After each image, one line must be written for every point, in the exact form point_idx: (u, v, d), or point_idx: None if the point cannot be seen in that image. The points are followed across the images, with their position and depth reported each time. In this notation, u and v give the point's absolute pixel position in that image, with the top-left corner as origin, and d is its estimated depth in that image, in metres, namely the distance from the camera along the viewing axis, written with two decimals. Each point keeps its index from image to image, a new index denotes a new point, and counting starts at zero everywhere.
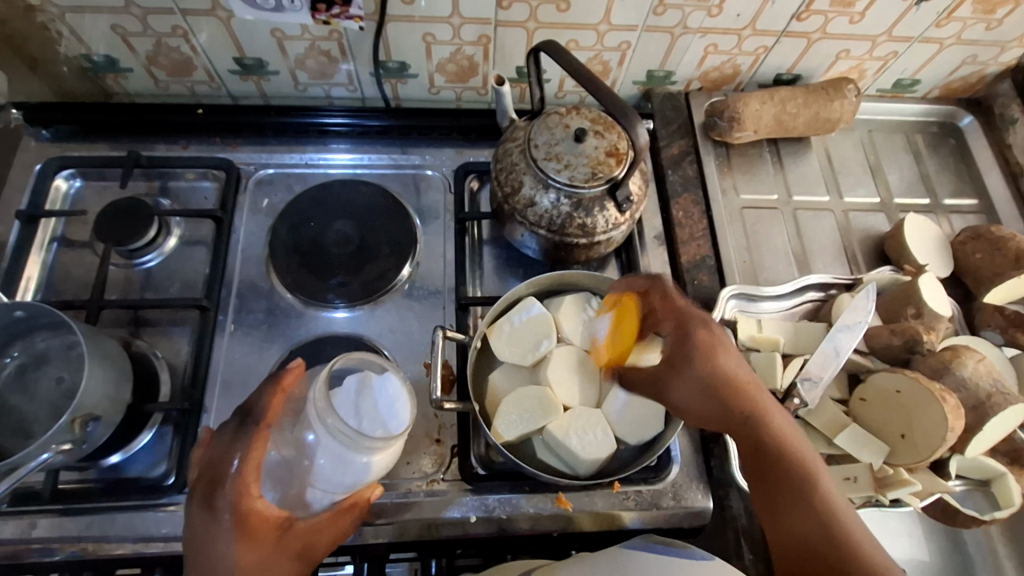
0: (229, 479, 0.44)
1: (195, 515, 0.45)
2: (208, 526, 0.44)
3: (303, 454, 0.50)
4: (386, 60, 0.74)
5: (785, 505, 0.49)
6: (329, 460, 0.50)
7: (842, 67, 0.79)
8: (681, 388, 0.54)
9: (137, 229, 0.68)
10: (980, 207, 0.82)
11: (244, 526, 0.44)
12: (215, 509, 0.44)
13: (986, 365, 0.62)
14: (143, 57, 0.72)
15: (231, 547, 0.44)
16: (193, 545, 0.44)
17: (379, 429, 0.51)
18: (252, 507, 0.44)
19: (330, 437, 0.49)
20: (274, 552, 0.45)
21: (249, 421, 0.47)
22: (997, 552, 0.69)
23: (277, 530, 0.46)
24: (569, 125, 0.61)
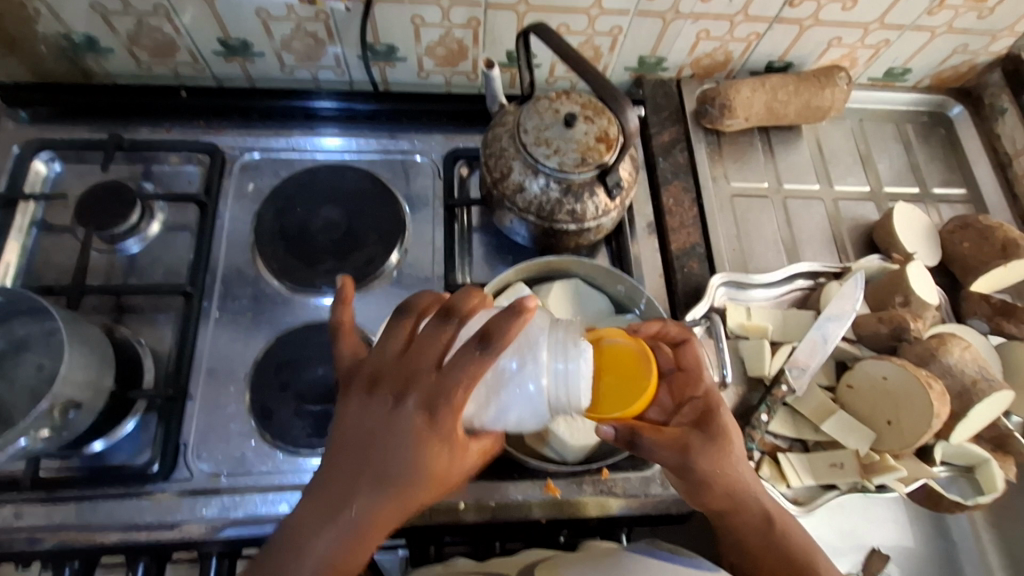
0: (455, 392, 0.44)
1: (375, 407, 0.45)
2: (399, 431, 0.44)
3: (494, 377, 0.49)
4: (374, 43, 0.73)
5: (774, 551, 0.50)
6: (524, 395, 0.48)
7: (834, 55, 0.79)
8: (707, 453, 0.49)
9: (119, 214, 0.66)
10: (968, 197, 0.82)
11: (441, 439, 0.45)
12: (399, 400, 0.45)
13: (971, 352, 0.63)
14: (124, 37, 0.70)
15: (414, 442, 0.44)
16: (366, 433, 0.45)
17: (580, 394, 0.48)
18: (451, 424, 0.45)
19: (540, 374, 0.48)
20: (450, 466, 0.47)
21: None
22: (980, 537, 0.70)
23: (459, 448, 0.47)
24: (558, 110, 0.60)
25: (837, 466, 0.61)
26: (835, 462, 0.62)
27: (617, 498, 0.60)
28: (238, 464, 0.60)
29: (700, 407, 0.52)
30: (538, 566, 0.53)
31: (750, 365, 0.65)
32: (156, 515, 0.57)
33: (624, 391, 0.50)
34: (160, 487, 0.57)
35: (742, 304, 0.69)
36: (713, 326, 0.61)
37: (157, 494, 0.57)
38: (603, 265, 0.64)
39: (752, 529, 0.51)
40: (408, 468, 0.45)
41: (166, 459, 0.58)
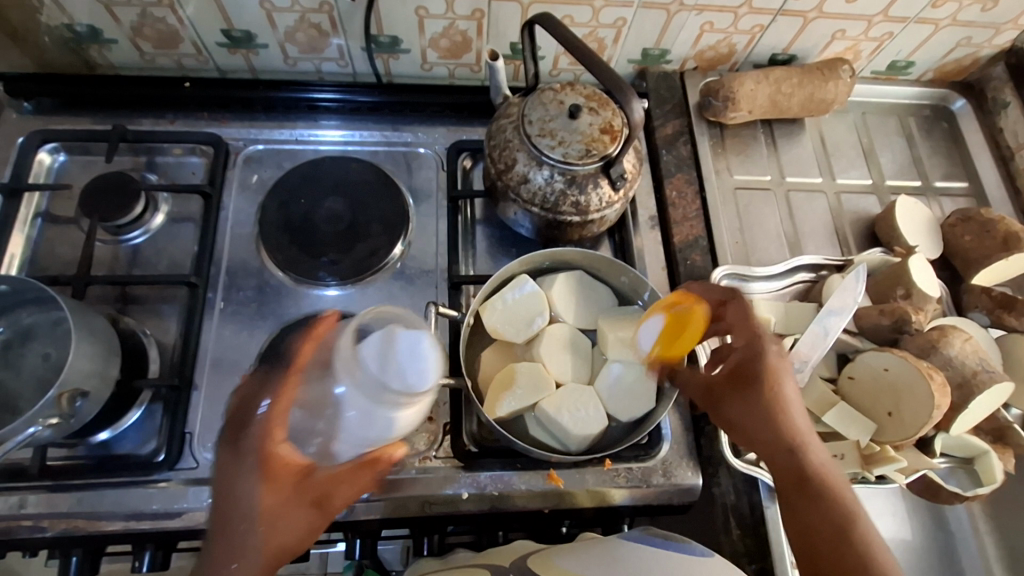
0: (257, 420, 0.48)
1: (220, 454, 0.48)
2: (232, 467, 0.48)
3: (330, 406, 0.47)
4: (378, 34, 0.73)
5: (816, 508, 0.51)
6: (358, 415, 0.45)
7: (837, 48, 0.79)
8: (737, 405, 0.57)
9: (123, 205, 0.67)
10: (970, 191, 0.82)
11: (268, 469, 0.48)
12: (238, 443, 0.48)
13: (972, 344, 0.63)
14: (127, 28, 0.70)
15: (254, 487, 0.47)
16: (220, 485, 0.48)
17: (405, 389, 0.43)
18: (275, 452, 0.48)
19: (357, 389, 0.44)
20: (292, 497, 0.49)
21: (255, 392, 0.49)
22: (978, 528, 0.71)
23: (299, 476, 0.49)
24: (563, 101, 0.61)
25: (838, 457, 0.61)
26: (836, 452, 0.61)
27: (619, 488, 0.60)
28: None
29: (744, 367, 0.58)
30: (527, 557, 0.53)
31: None
32: (162, 503, 0.57)
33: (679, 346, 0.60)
34: (165, 476, 0.58)
35: (744, 296, 0.70)
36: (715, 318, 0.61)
37: (163, 483, 0.58)
38: (606, 256, 0.64)
39: (792, 487, 0.53)
40: (241, 504, 0.47)
41: (171, 448, 0.58)
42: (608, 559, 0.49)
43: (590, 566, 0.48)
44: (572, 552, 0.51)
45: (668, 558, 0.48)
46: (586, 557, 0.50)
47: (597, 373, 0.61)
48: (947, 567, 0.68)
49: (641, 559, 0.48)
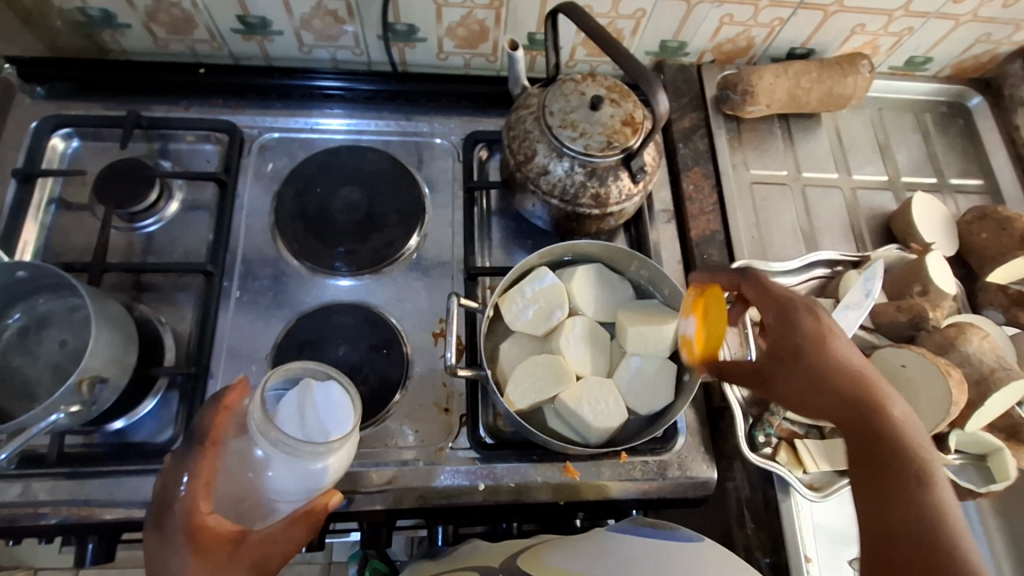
0: (181, 494, 0.45)
1: (149, 542, 0.45)
2: (163, 548, 0.44)
3: (248, 468, 0.48)
4: (395, 22, 0.72)
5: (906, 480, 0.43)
6: (281, 471, 0.48)
7: (856, 43, 0.79)
8: (788, 386, 0.52)
9: (138, 192, 0.66)
10: (985, 188, 0.82)
11: (196, 540, 0.44)
12: (163, 525, 0.45)
13: (989, 342, 0.63)
14: (142, 13, 0.69)
15: (185, 562, 0.43)
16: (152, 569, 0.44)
17: (328, 436, 0.49)
18: (202, 523, 0.45)
19: (276, 449, 0.47)
20: (227, 566, 0.44)
21: (194, 441, 0.47)
22: (987, 524, 0.71)
23: (230, 543, 0.45)
24: (584, 93, 0.60)
25: None
26: None
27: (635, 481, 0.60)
28: None
29: (814, 334, 0.52)
30: (517, 556, 0.53)
31: None
32: None
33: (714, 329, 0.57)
34: None
35: None
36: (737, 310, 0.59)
37: None
38: (625, 249, 0.64)
39: (865, 452, 0.46)
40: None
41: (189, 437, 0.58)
42: (596, 551, 0.48)
43: (576, 557, 0.48)
44: (562, 548, 0.51)
45: (654, 544, 0.48)
46: (574, 551, 0.49)
47: (615, 365, 0.61)
48: None
49: (625, 547, 0.48)
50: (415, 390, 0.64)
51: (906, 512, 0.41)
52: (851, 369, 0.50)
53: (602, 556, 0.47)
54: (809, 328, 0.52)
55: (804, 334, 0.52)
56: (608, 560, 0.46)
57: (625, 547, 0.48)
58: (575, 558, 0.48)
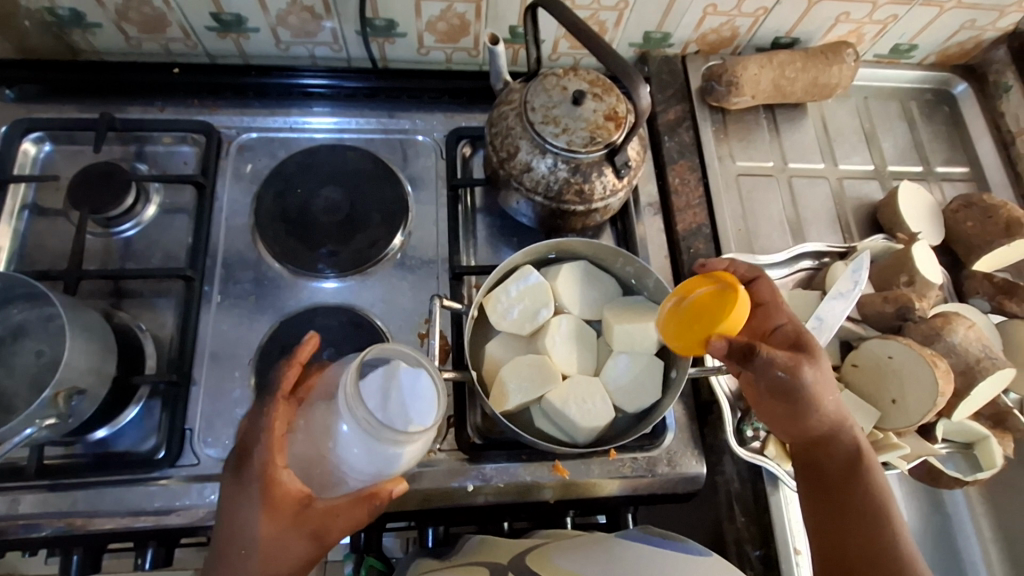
0: (260, 447, 0.46)
1: (226, 481, 0.47)
2: (237, 493, 0.46)
3: (327, 438, 0.46)
4: (373, 17, 0.71)
5: (864, 491, 0.53)
6: (358, 449, 0.45)
7: (841, 31, 0.78)
8: (810, 417, 0.54)
9: (114, 197, 0.65)
10: (971, 175, 0.82)
11: (269, 496, 0.45)
12: (242, 472, 0.46)
13: (976, 331, 0.63)
14: (112, 11, 0.67)
15: (257, 513, 0.45)
16: (226, 506, 0.46)
17: (409, 425, 0.45)
18: (275, 479, 0.45)
19: (354, 426, 0.44)
20: (290, 528, 0.45)
21: (273, 392, 0.48)
22: (975, 510, 0.72)
23: (297, 505, 0.45)
24: (566, 87, 0.59)
25: None
26: None
27: (625, 478, 0.60)
28: None
29: (791, 337, 0.57)
30: (525, 555, 0.53)
31: None
32: (164, 500, 0.56)
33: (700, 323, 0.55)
34: (166, 473, 0.57)
35: None
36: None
37: (164, 480, 0.57)
38: (610, 246, 0.64)
39: (835, 479, 0.55)
40: (244, 528, 0.45)
41: (172, 445, 0.57)
42: (605, 556, 0.48)
43: (584, 561, 0.48)
44: (573, 552, 0.50)
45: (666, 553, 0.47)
46: (583, 556, 0.49)
47: (602, 364, 0.60)
48: (945, 548, 0.69)
49: (635, 555, 0.47)
50: None
51: (864, 521, 0.52)
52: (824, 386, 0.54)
53: (609, 563, 0.46)
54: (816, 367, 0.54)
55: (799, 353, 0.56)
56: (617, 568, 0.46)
57: (636, 554, 0.48)
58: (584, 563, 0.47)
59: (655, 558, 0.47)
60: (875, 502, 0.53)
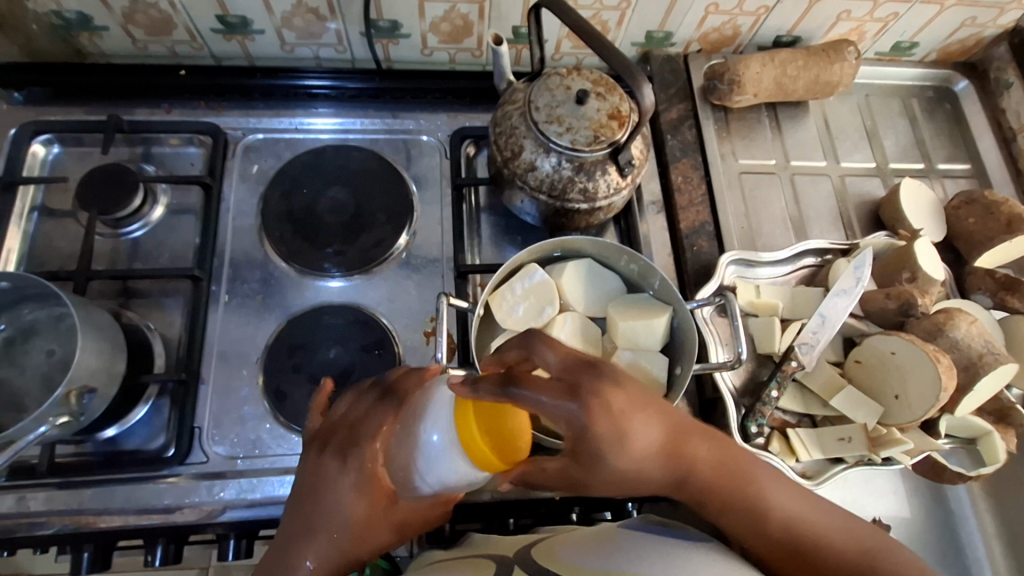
0: (370, 441, 0.48)
1: (324, 458, 0.48)
2: (335, 474, 0.47)
3: (417, 448, 0.45)
4: (377, 19, 0.72)
5: (747, 513, 0.46)
6: (447, 464, 0.43)
7: (842, 30, 0.78)
8: (600, 478, 0.47)
9: (122, 198, 0.65)
10: (972, 172, 0.82)
11: (370, 487, 0.47)
12: (347, 457, 0.48)
13: (978, 327, 0.64)
14: (119, 14, 0.68)
15: (352, 499, 0.47)
16: (312, 484, 0.48)
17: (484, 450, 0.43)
18: (379, 473, 0.47)
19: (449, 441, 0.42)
20: (382, 518, 0.48)
21: (391, 394, 0.50)
22: (978, 506, 0.72)
23: (389, 500, 0.48)
24: (570, 87, 0.60)
25: (845, 440, 0.61)
26: (843, 436, 0.61)
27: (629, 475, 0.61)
28: (253, 446, 0.60)
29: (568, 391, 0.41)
30: (532, 548, 0.53)
31: (759, 342, 0.66)
32: (174, 497, 0.57)
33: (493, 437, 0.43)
34: (176, 470, 0.58)
35: (751, 282, 0.69)
36: (728, 305, 0.60)
37: (174, 478, 0.57)
38: (614, 243, 0.64)
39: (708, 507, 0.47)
40: (333, 513, 0.46)
41: (181, 443, 0.58)
42: (607, 550, 0.47)
43: (587, 556, 0.46)
44: (577, 549, 0.49)
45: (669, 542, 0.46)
46: (587, 550, 0.48)
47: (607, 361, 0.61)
48: (948, 543, 0.70)
49: (635, 547, 0.45)
50: None
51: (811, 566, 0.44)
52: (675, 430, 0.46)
53: (611, 558, 0.45)
54: (605, 390, 0.42)
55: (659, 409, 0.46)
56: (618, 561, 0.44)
57: (637, 547, 0.46)
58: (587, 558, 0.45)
59: (656, 549, 0.45)
60: (793, 529, 0.45)
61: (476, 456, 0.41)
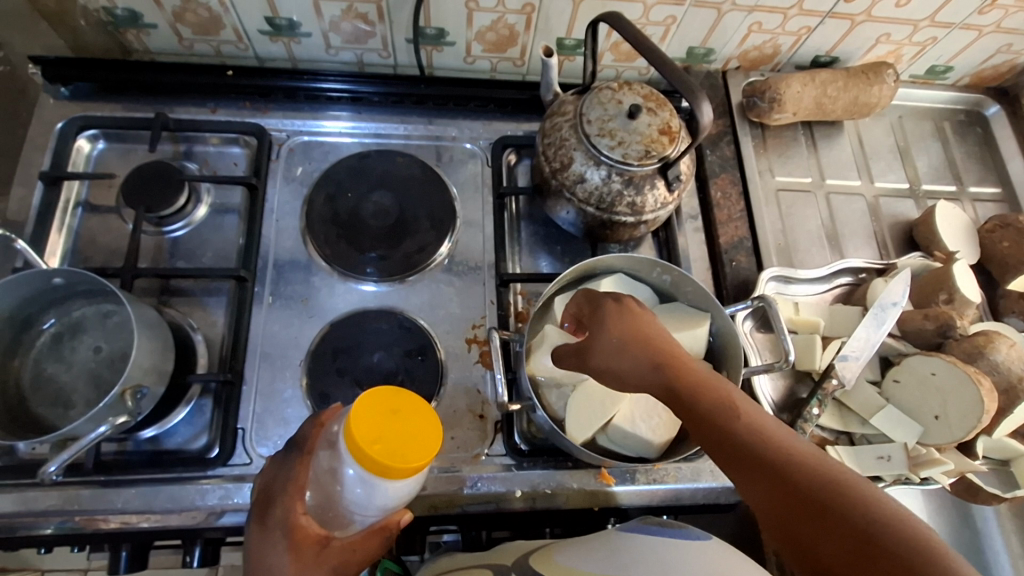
0: (281, 496, 0.48)
1: (251, 532, 0.48)
2: (262, 541, 0.47)
3: (337, 480, 0.47)
4: (424, 26, 0.72)
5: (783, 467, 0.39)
6: (364, 491, 0.45)
7: (880, 52, 0.79)
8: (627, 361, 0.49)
9: (168, 196, 0.65)
10: (1002, 196, 0.83)
11: (293, 539, 0.46)
12: (266, 515, 0.48)
13: (1017, 350, 0.64)
14: (169, 13, 0.68)
15: (282, 557, 0.45)
16: (252, 558, 0.47)
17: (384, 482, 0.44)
18: (297, 522, 0.46)
19: (355, 469, 0.44)
20: (312, 567, 0.45)
21: (293, 448, 0.50)
22: (1006, 528, 0.72)
23: (316, 545, 0.46)
24: (621, 101, 0.61)
25: (884, 458, 0.62)
26: (883, 454, 0.62)
27: (669, 486, 0.61)
28: None
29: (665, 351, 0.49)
30: (528, 556, 0.53)
31: (800, 360, 0.66)
32: (218, 497, 0.56)
33: (402, 451, 0.43)
34: (218, 471, 0.57)
35: (789, 299, 0.70)
36: (766, 307, 0.59)
37: (215, 478, 0.57)
38: (644, 255, 0.63)
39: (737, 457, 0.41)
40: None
41: (224, 444, 0.58)
42: (608, 551, 0.46)
43: (586, 559, 0.46)
44: (574, 549, 0.49)
45: (667, 542, 0.45)
46: (587, 552, 0.47)
47: None
48: (977, 565, 0.70)
49: (634, 545, 0.45)
50: (450, 395, 0.64)
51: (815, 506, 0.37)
52: (672, 353, 0.48)
53: (610, 557, 0.45)
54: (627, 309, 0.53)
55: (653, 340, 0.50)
56: (616, 560, 0.44)
57: (636, 545, 0.46)
58: (587, 559, 0.45)
59: (652, 546, 0.45)
60: (780, 455, 0.40)
61: (371, 464, 0.43)
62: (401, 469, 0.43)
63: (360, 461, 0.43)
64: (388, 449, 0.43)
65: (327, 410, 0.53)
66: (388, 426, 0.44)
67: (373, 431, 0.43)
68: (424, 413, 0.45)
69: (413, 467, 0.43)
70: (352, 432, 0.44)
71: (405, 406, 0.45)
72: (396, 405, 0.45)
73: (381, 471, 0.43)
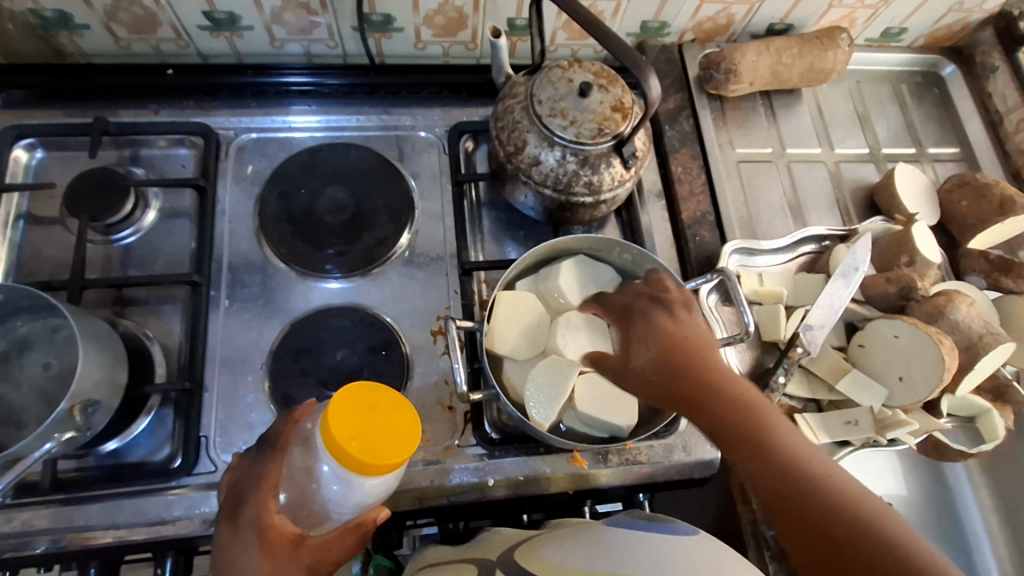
0: (252, 494, 0.45)
1: (221, 531, 0.44)
2: (233, 542, 0.43)
3: (312, 479, 0.46)
4: (369, 13, 0.70)
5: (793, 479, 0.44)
6: (342, 489, 0.44)
7: (834, 17, 0.79)
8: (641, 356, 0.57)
9: (113, 203, 0.63)
10: (961, 155, 0.84)
11: (264, 538, 0.43)
12: (236, 516, 0.44)
13: (977, 308, 0.65)
14: (100, 12, 0.66)
15: (253, 559, 0.43)
16: (219, 561, 0.43)
17: (364, 480, 0.44)
18: (270, 521, 0.44)
19: (331, 467, 0.44)
20: (288, 569, 0.43)
21: (264, 444, 0.47)
22: (976, 482, 0.74)
23: (291, 544, 0.44)
24: (572, 79, 0.59)
25: (851, 423, 0.62)
26: (849, 419, 0.62)
27: (641, 466, 0.61)
28: None
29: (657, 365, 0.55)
30: (513, 551, 0.52)
31: (765, 329, 0.66)
32: (183, 508, 0.55)
33: (378, 448, 0.42)
34: (183, 481, 0.56)
35: (753, 271, 0.70)
36: (726, 280, 0.59)
37: (181, 489, 0.56)
38: (604, 236, 0.63)
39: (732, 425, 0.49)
40: None
41: (187, 454, 0.56)
42: (592, 546, 0.46)
43: (570, 555, 0.46)
44: (560, 542, 0.49)
45: (652, 539, 0.46)
46: (573, 546, 0.47)
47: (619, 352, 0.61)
48: (949, 520, 0.71)
49: (620, 541, 0.46)
50: (418, 389, 0.63)
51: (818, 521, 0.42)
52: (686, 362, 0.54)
53: (595, 554, 0.45)
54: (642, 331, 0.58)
55: (696, 358, 0.53)
56: (602, 559, 0.44)
57: (620, 541, 0.46)
58: (573, 556, 0.45)
59: (638, 542, 0.46)
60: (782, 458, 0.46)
61: (348, 461, 0.42)
62: (380, 464, 0.42)
63: (337, 458, 0.43)
64: (360, 448, 0.42)
65: (302, 403, 0.50)
66: (366, 422, 0.43)
67: (351, 427, 0.43)
68: (401, 408, 0.44)
69: (392, 462, 0.43)
70: (325, 432, 0.43)
71: (383, 401, 0.44)
72: (374, 400, 0.44)
73: (359, 468, 0.42)
